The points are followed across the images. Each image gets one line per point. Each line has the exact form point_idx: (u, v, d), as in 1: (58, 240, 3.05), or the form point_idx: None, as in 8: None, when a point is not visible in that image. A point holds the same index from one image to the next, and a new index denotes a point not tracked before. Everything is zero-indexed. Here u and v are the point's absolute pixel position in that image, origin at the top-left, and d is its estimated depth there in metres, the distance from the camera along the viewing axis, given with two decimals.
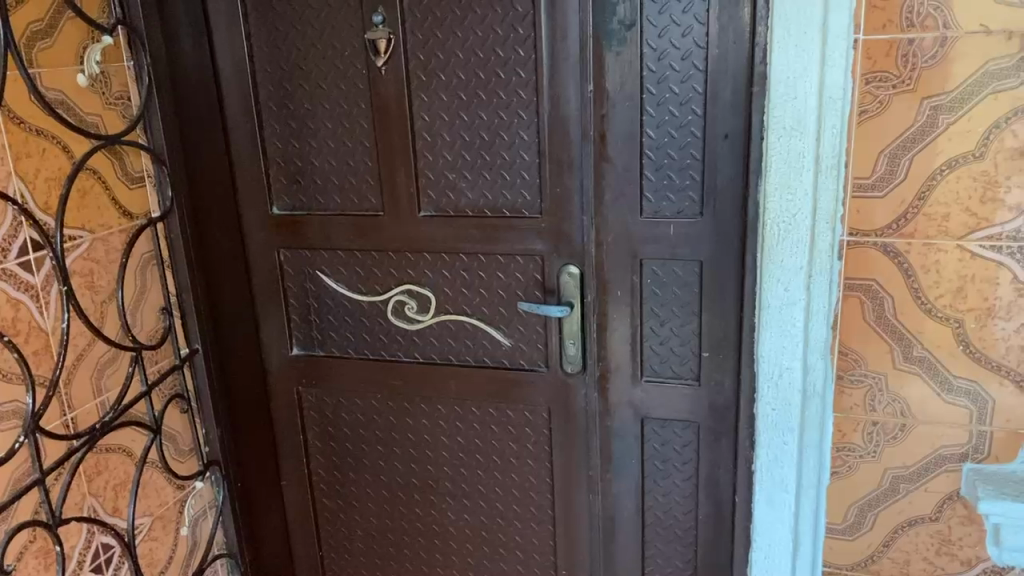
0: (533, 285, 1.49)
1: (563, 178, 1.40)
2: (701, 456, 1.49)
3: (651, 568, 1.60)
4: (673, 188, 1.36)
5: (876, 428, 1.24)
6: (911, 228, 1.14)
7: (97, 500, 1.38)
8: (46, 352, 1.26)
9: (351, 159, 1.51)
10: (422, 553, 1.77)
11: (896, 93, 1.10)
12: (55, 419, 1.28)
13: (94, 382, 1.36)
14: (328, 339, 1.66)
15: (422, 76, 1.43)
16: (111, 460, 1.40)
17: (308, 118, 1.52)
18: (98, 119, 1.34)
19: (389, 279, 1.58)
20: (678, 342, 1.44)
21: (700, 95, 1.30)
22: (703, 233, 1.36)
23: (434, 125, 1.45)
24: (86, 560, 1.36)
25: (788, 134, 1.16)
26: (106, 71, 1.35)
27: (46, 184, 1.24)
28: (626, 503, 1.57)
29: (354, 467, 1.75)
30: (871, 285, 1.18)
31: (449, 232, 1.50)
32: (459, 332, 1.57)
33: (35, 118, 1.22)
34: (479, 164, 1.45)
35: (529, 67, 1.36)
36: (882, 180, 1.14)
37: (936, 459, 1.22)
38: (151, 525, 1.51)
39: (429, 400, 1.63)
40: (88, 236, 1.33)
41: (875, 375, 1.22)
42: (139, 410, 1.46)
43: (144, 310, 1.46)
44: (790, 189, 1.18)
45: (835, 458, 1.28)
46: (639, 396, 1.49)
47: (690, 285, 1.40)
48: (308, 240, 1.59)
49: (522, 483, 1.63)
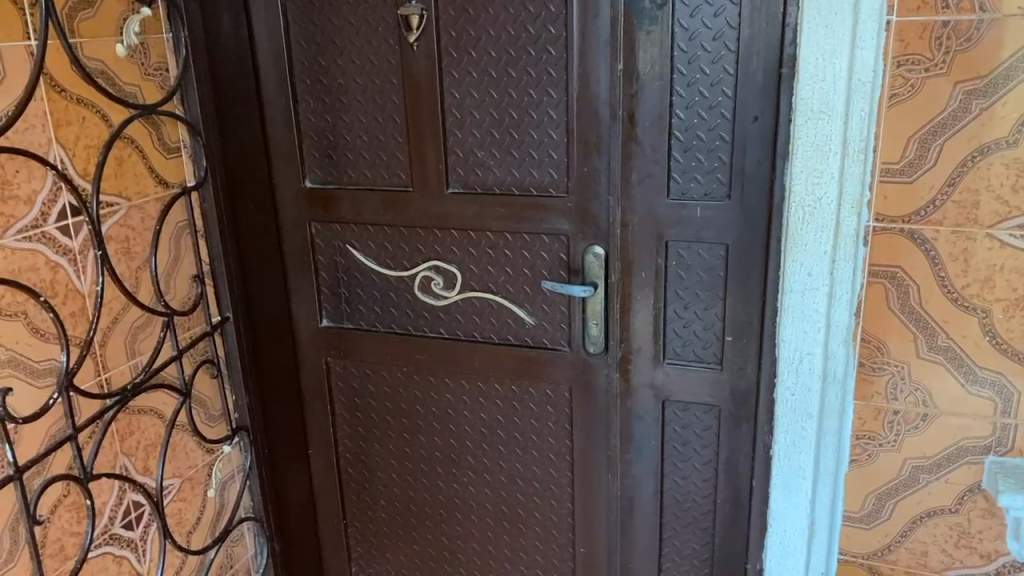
0: (558, 265, 1.49)
1: (590, 157, 1.40)
2: (721, 441, 1.49)
3: (668, 550, 1.61)
4: (701, 170, 1.35)
5: (897, 417, 1.23)
6: (939, 215, 1.12)
7: (129, 459, 1.42)
8: (82, 314, 1.30)
9: (382, 134, 1.53)
10: (443, 525, 1.79)
11: (928, 76, 1.08)
12: (89, 378, 1.33)
13: (128, 344, 1.40)
14: (356, 313, 1.69)
15: (453, 53, 1.43)
16: (142, 421, 1.44)
17: (341, 93, 1.54)
18: (137, 90, 1.37)
19: (416, 254, 1.59)
20: (701, 326, 1.43)
21: (731, 77, 1.28)
22: (729, 216, 1.35)
23: (463, 102, 1.46)
24: (117, 516, 1.41)
25: (814, 117, 1.14)
26: (144, 42, 1.38)
27: (85, 152, 1.28)
28: (645, 485, 1.58)
29: (378, 439, 1.78)
30: (896, 272, 1.17)
31: (477, 210, 1.51)
32: (484, 310, 1.59)
33: (75, 87, 1.25)
34: (507, 142, 1.45)
35: (559, 46, 1.36)
36: (911, 165, 1.12)
37: (958, 451, 1.20)
38: (180, 486, 1.56)
39: (453, 375, 1.65)
40: (125, 203, 1.37)
41: (898, 364, 1.20)
42: (170, 374, 1.50)
43: (176, 279, 1.50)
44: (815, 173, 1.16)
45: (854, 446, 1.27)
46: (659, 378, 1.49)
47: (715, 269, 1.39)
48: (339, 215, 1.62)
49: (542, 460, 1.65)
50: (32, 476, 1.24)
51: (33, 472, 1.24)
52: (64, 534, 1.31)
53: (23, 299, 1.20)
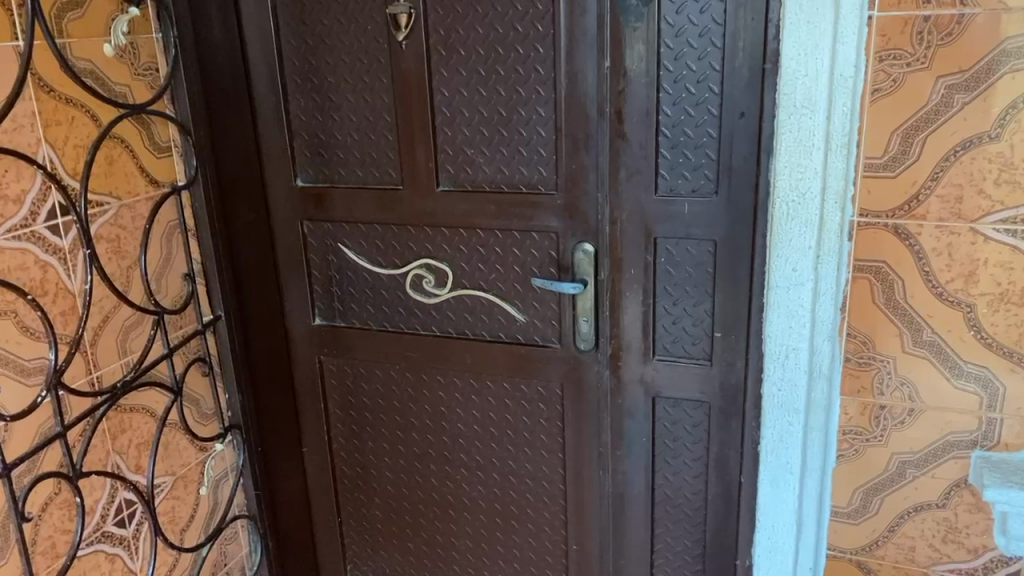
0: (548, 262, 1.49)
1: (578, 154, 1.40)
2: (711, 436, 1.49)
3: (660, 547, 1.62)
4: (688, 166, 1.35)
5: (884, 412, 1.22)
6: (923, 210, 1.12)
7: (121, 457, 1.43)
8: (72, 312, 1.31)
9: (372, 132, 1.53)
10: (436, 522, 1.80)
11: (910, 71, 1.08)
12: (80, 377, 1.34)
13: (120, 343, 1.41)
14: (349, 311, 1.69)
15: (442, 51, 1.44)
16: (134, 419, 1.45)
17: (331, 92, 1.54)
18: (127, 89, 1.38)
19: (407, 252, 1.60)
20: (691, 322, 1.44)
21: (717, 73, 1.29)
22: (717, 212, 1.35)
23: (453, 100, 1.46)
24: (108, 513, 1.42)
25: (798, 111, 1.14)
26: (134, 42, 1.39)
27: (74, 151, 1.29)
28: (636, 481, 1.58)
29: (372, 437, 1.78)
30: (881, 267, 1.16)
31: (467, 207, 1.51)
32: (475, 307, 1.59)
33: (63, 87, 1.26)
34: (496, 140, 1.46)
35: (546, 43, 1.37)
36: (895, 160, 1.12)
37: (944, 446, 1.20)
38: (172, 484, 1.56)
39: (446, 372, 1.66)
40: (115, 202, 1.38)
41: (885, 358, 1.20)
42: (161, 371, 1.50)
43: (168, 278, 1.51)
44: (799, 168, 1.16)
45: (842, 441, 1.26)
46: (650, 373, 1.49)
47: (703, 265, 1.39)
48: (331, 213, 1.62)
49: (534, 457, 1.65)
50: (22, 474, 1.25)
51: (23, 469, 1.25)
52: (56, 531, 1.32)
53: (12, 298, 1.21)
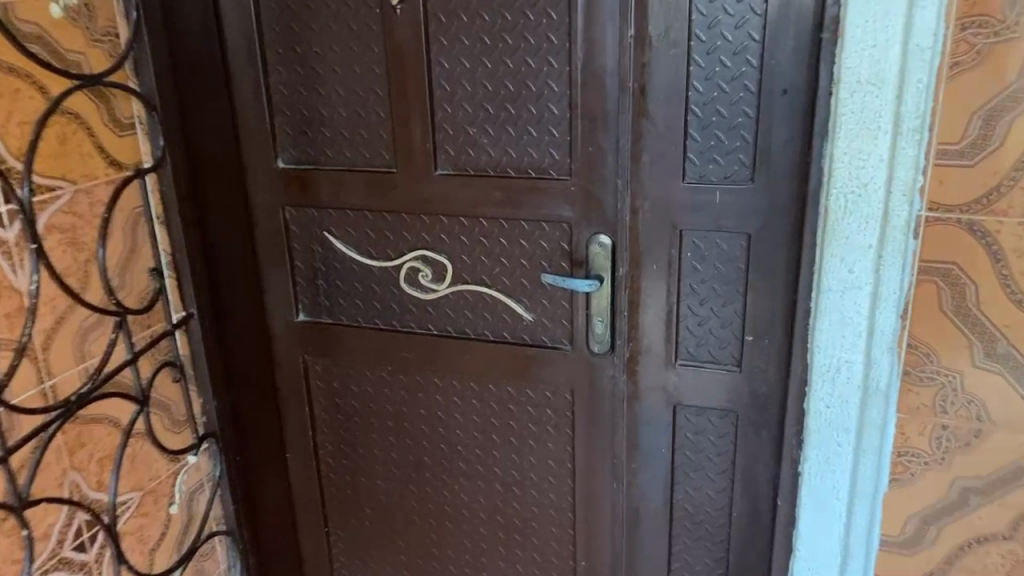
0: (559, 256, 1.34)
1: (596, 135, 1.24)
2: (738, 448, 1.35)
3: (678, 565, 1.48)
4: (721, 150, 1.19)
5: (946, 433, 1.07)
6: (1004, 203, 0.96)
7: (80, 474, 1.27)
8: (19, 314, 1.14)
9: (362, 108, 1.36)
10: (431, 534, 1.65)
11: (998, 43, 0.91)
12: (29, 388, 1.17)
13: (76, 347, 1.24)
14: (336, 307, 1.53)
15: (441, 17, 1.27)
16: (96, 432, 1.29)
17: (315, 62, 1.37)
18: (82, 58, 1.20)
19: (401, 243, 1.43)
20: (718, 324, 1.29)
21: (757, 44, 1.13)
22: (753, 202, 1.19)
23: (453, 72, 1.29)
24: (67, 538, 1.26)
25: (864, 89, 1.01)
26: (88, 3, 1.21)
27: (18, 129, 1.12)
28: (653, 495, 1.44)
29: (362, 443, 1.63)
30: (953, 270, 1.01)
31: (469, 194, 1.35)
32: (476, 305, 1.43)
33: (3, 54, 1.08)
34: (502, 118, 1.29)
35: (561, 9, 1.20)
36: (974, 146, 0.95)
37: (1015, 472, 1.05)
38: (140, 500, 1.41)
39: (444, 375, 1.50)
40: (69, 187, 1.21)
41: (949, 374, 1.05)
42: (126, 378, 1.34)
43: (132, 272, 1.33)
44: (861, 155, 1.03)
45: (895, 464, 1.12)
46: (671, 380, 1.34)
47: (735, 261, 1.24)
48: (316, 199, 1.46)
49: (540, 467, 1.51)
50: None
51: None
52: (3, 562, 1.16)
53: None
